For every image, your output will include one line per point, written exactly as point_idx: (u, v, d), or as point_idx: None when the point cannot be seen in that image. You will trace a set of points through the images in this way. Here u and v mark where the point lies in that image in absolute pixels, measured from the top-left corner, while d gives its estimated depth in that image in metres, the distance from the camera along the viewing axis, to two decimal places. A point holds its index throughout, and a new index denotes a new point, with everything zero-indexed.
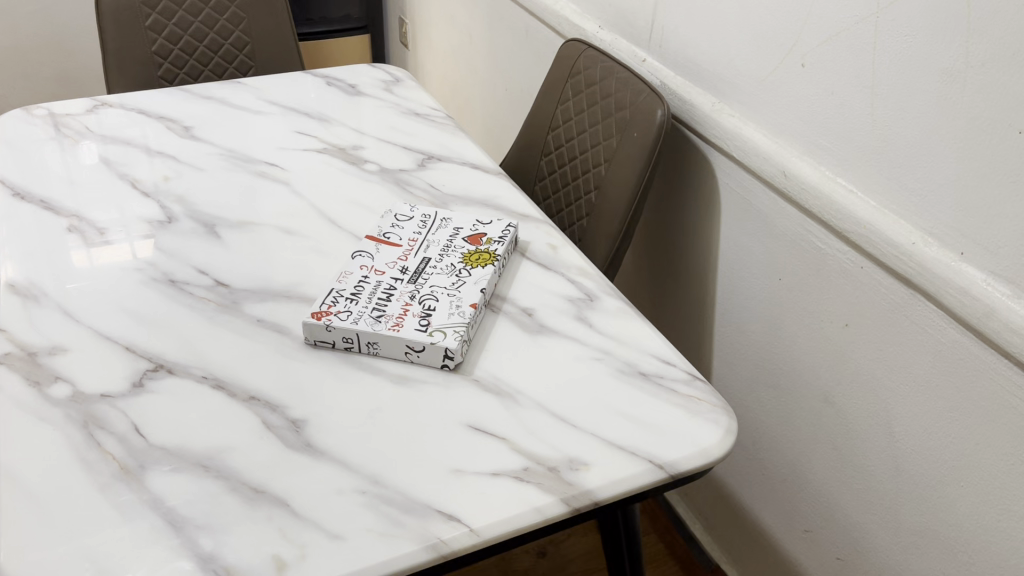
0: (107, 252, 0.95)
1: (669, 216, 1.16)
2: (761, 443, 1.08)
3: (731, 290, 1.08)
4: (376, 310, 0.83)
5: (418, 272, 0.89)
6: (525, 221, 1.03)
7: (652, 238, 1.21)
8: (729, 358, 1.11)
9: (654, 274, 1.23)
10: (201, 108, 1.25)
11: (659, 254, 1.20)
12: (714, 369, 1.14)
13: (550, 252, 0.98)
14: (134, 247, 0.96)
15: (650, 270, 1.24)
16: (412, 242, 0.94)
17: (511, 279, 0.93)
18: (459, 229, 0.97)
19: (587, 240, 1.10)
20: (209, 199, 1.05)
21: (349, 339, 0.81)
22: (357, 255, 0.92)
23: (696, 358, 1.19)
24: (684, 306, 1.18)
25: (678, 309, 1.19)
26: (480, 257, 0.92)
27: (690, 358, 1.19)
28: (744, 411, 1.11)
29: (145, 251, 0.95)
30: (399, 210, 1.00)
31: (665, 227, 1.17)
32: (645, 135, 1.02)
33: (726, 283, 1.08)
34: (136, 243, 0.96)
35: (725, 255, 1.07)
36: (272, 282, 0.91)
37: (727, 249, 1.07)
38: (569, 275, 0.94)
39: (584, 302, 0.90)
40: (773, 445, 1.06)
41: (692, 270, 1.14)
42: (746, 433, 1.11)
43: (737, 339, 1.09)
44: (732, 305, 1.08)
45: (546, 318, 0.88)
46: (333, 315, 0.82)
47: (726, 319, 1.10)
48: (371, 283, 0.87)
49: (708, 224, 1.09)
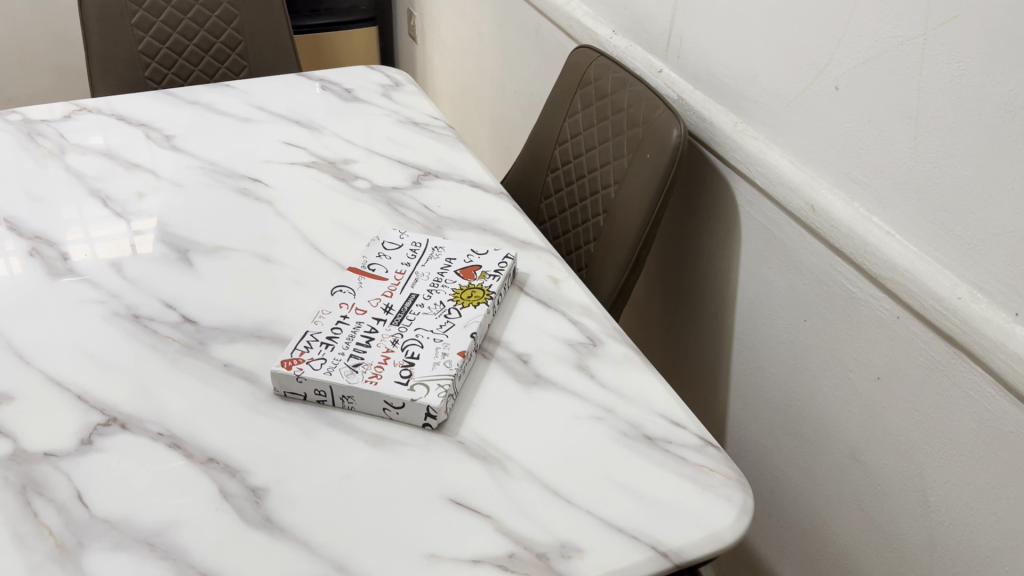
0: (109, 245, 0.92)
1: (683, 241, 1.07)
2: (780, 494, 0.99)
3: (750, 326, 0.98)
4: (353, 357, 0.75)
5: (404, 311, 0.81)
6: (526, 248, 0.94)
7: (665, 263, 1.12)
8: (745, 399, 1.02)
9: (666, 301, 1.14)
10: (186, 114, 1.17)
11: (673, 281, 1.11)
12: (729, 409, 1.05)
13: (551, 286, 0.89)
14: (134, 240, 0.93)
15: (664, 297, 1.15)
16: (399, 275, 0.86)
17: (507, 318, 0.85)
18: (451, 260, 0.88)
19: (595, 267, 1.02)
20: (184, 220, 0.97)
21: (322, 391, 0.73)
22: (337, 290, 0.84)
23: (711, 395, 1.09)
24: (698, 339, 1.09)
25: (690, 341, 1.10)
26: (472, 294, 0.84)
27: (704, 394, 1.10)
28: (761, 459, 1.02)
29: (145, 246, 0.92)
30: (387, 236, 0.91)
31: (681, 253, 1.08)
32: (660, 156, 0.93)
33: (744, 318, 0.99)
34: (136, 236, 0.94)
35: (744, 288, 0.98)
36: (244, 320, 0.83)
37: (747, 282, 0.97)
38: (571, 314, 0.86)
39: (587, 346, 0.81)
40: (792, 498, 0.97)
41: (706, 301, 1.05)
42: (764, 482, 1.02)
43: (756, 380, 0.99)
44: (751, 343, 0.99)
45: (543, 366, 0.79)
46: (305, 363, 0.74)
47: (744, 356, 1.01)
48: (350, 324, 0.79)
49: (727, 254, 0.99)
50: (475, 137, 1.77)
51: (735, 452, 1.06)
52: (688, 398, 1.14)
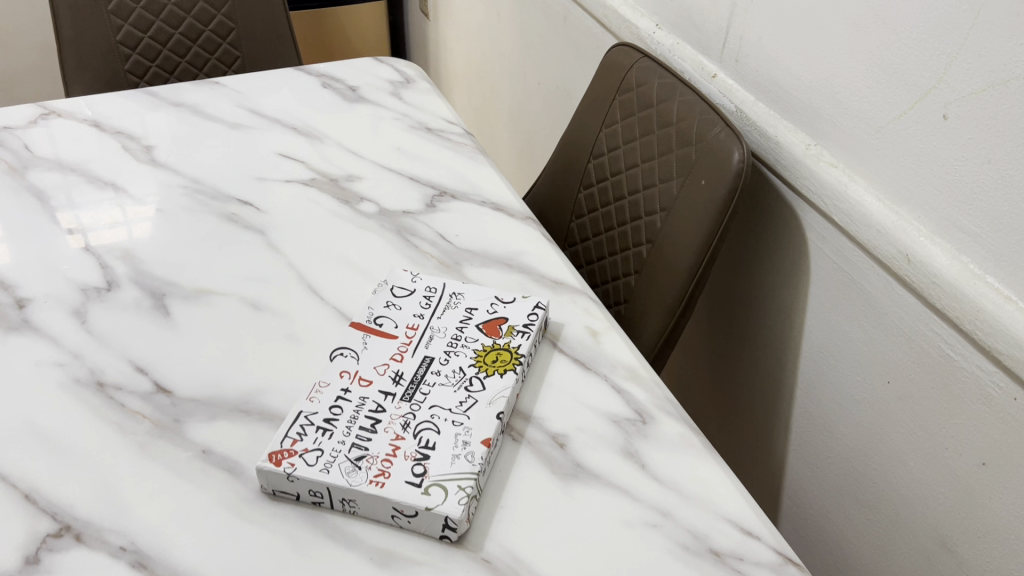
0: (102, 232, 0.86)
1: (737, 272, 0.93)
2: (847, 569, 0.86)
3: (817, 377, 0.85)
4: (355, 448, 0.63)
5: (417, 382, 0.68)
6: (558, 290, 0.80)
7: (714, 293, 0.98)
8: (807, 457, 0.89)
9: (715, 334, 1.01)
10: (168, 119, 1.03)
11: (723, 313, 0.98)
12: (786, 464, 0.92)
13: (590, 340, 0.76)
14: (129, 228, 0.87)
15: (711, 330, 1.01)
16: (411, 332, 0.73)
17: (538, 384, 0.71)
18: (472, 311, 0.75)
19: (635, 304, 0.88)
20: (161, 255, 0.84)
21: (318, 493, 0.61)
22: (338, 352, 0.70)
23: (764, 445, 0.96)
24: (752, 382, 0.95)
25: (743, 382, 0.97)
26: (497, 357, 0.70)
27: (757, 443, 0.97)
28: (824, 526, 0.88)
29: (140, 233, 0.86)
30: (396, 279, 0.78)
31: (735, 285, 0.94)
32: (717, 184, 0.79)
33: (810, 367, 0.86)
34: (132, 224, 0.87)
35: (810, 333, 0.85)
36: (227, 390, 0.70)
37: (816, 327, 0.84)
38: (614, 379, 0.72)
39: (636, 424, 0.68)
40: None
41: (761, 341, 0.92)
42: (828, 553, 0.89)
43: (822, 438, 0.86)
44: (818, 395, 0.85)
45: (583, 451, 0.66)
46: (297, 457, 0.62)
47: (809, 410, 0.87)
48: (352, 401, 0.66)
49: (792, 293, 0.86)
50: (494, 136, 1.64)
51: (791, 512, 0.93)
52: (737, 443, 1.01)
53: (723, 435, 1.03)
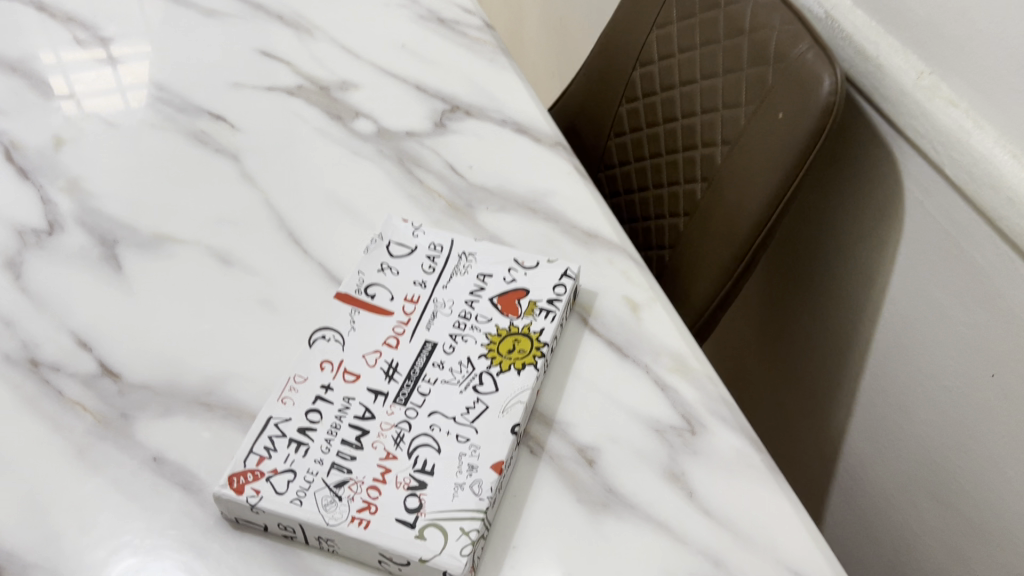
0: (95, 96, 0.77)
1: (808, 211, 0.78)
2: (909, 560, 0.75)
3: (897, 350, 0.71)
4: (335, 471, 0.51)
5: (414, 379, 0.55)
6: (591, 246, 0.66)
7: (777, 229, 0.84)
8: (874, 433, 0.76)
9: (776, 277, 0.86)
10: (132, 3, 0.87)
11: (785, 254, 0.83)
12: (848, 434, 0.80)
13: (629, 316, 0.62)
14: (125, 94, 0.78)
15: (770, 269, 0.87)
16: (410, 306, 0.59)
17: (564, 377, 0.58)
18: (486, 278, 0.61)
19: (681, 252, 0.73)
20: (115, 187, 0.70)
21: (289, 528, 0.50)
22: (319, 335, 0.57)
23: (820, 406, 0.83)
24: (812, 337, 0.81)
25: (803, 334, 0.83)
26: (515, 344, 0.57)
27: (814, 402, 0.84)
28: (887, 509, 0.77)
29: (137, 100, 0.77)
30: (393, 232, 0.64)
31: (803, 225, 0.79)
32: (797, 117, 0.62)
33: (890, 337, 0.72)
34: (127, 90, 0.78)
35: (895, 298, 0.70)
36: (186, 377, 0.58)
37: (902, 291, 0.69)
38: (656, 370, 0.59)
39: (682, 435, 0.56)
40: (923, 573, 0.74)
41: (829, 297, 0.77)
42: (888, 539, 0.77)
43: (896, 415, 0.73)
44: (897, 368, 0.72)
45: (616, 471, 0.54)
46: (264, 482, 0.50)
47: (883, 381, 0.74)
48: (334, 404, 0.54)
49: (875, 247, 0.71)
50: (522, 31, 1.47)
51: (846, 487, 0.82)
52: (789, 399, 0.88)
53: (775, 386, 0.91)
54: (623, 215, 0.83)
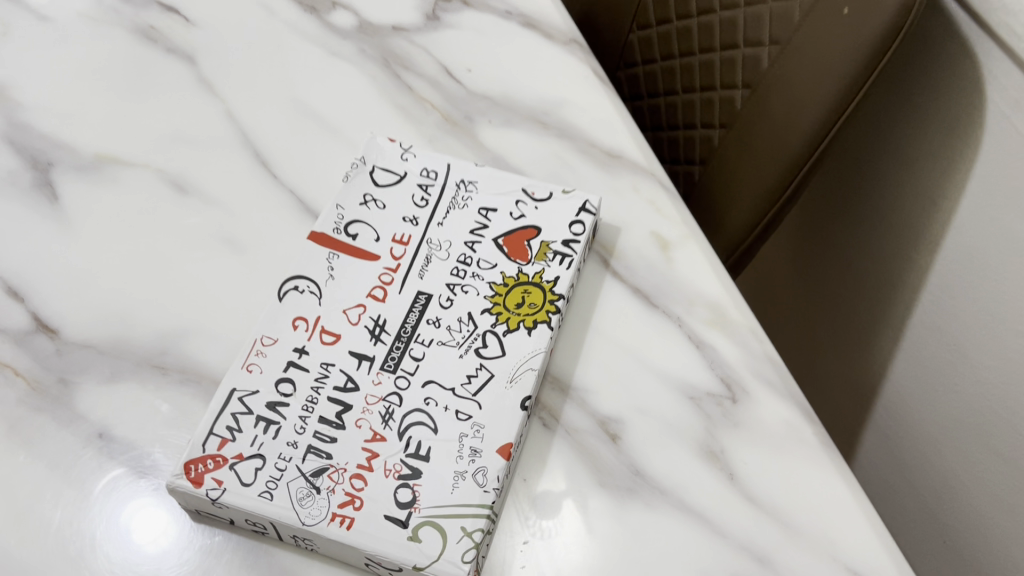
0: None
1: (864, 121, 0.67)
2: (954, 507, 0.68)
3: (955, 286, 0.62)
4: (312, 456, 0.43)
5: (405, 341, 0.46)
6: (612, 168, 0.56)
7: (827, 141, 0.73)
8: (925, 371, 0.67)
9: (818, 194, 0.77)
10: None
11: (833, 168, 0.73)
12: (894, 369, 0.71)
13: (657, 257, 0.52)
14: None
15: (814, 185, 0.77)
16: (399, 249, 0.49)
17: (582, 332, 0.49)
18: (489, 213, 0.51)
19: (716, 170, 0.63)
20: (48, 95, 0.59)
21: (259, 524, 0.42)
22: (291, 286, 0.48)
23: (859, 336, 0.75)
24: (857, 262, 0.72)
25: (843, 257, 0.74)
26: (524, 296, 0.48)
27: (853, 332, 0.75)
28: (933, 452, 0.69)
29: None
30: (378, 155, 0.53)
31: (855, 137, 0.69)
32: (866, 12, 0.50)
33: (948, 271, 0.62)
34: None
35: (958, 227, 0.60)
36: (136, 332, 0.49)
37: (974, 218, 0.59)
38: (690, 324, 0.50)
39: (721, 404, 0.47)
40: (964, 526, 0.67)
41: (881, 220, 0.68)
42: (932, 483, 0.70)
43: (954, 355, 0.64)
44: (960, 304, 0.62)
45: (644, 449, 0.46)
46: (227, 471, 0.42)
47: (941, 317, 0.64)
48: (309, 373, 0.45)
49: (941, 166, 0.60)
50: None
51: (884, 425, 0.74)
52: (821, 325, 0.81)
53: (808, 310, 0.83)
54: (646, 122, 0.73)
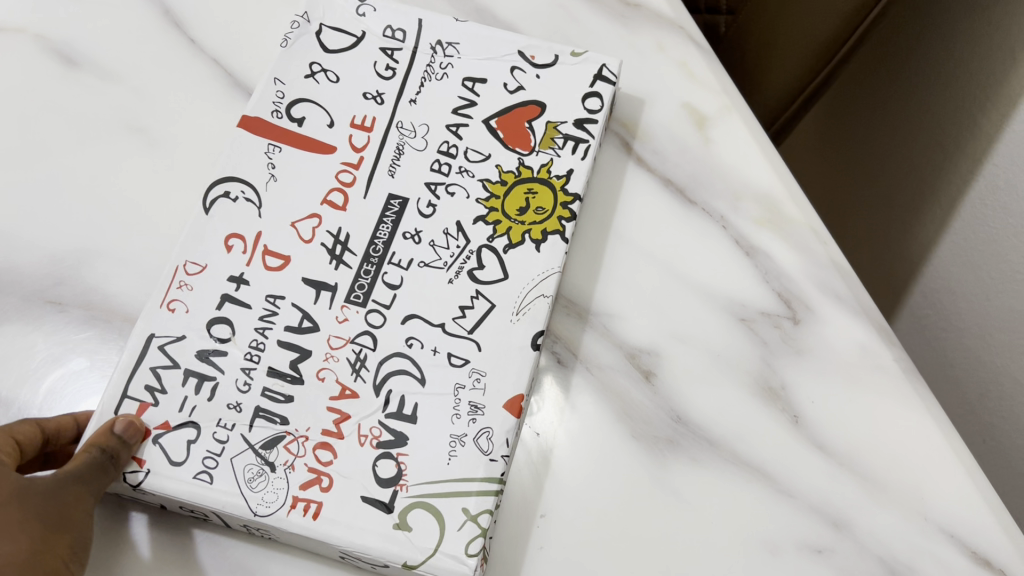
0: None
1: None
2: None
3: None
4: (262, 422, 0.33)
5: (376, 263, 0.35)
6: (631, 23, 0.44)
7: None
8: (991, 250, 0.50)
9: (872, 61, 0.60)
10: None
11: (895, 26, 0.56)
12: (949, 255, 0.54)
13: (692, 137, 0.41)
14: None
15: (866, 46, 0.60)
16: (360, 138, 0.38)
17: (601, 240, 0.39)
18: (476, 86, 0.39)
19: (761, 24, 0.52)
20: None
21: (199, 512, 0.32)
22: (219, 192, 0.36)
23: (908, 233, 0.58)
24: (907, 138, 0.57)
25: (892, 136, 0.58)
26: (527, 198, 0.37)
27: (908, 232, 0.58)
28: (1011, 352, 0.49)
29: None
30: (326, 10, 0.40)
31: None
32: None
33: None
34: None
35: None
36: (23, 258, 0.37)
37: None
38: (736, 225, 0.40)
39: (779, 326, 0.38)
40: (1013, 430, 0.49)
41: (948, 87, 0.52)
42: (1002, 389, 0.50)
43: None
44: None
45: (684, 388, 0.37)
46: (150, 447, 0.32)
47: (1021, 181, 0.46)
48: (253, 310, 0.34)
49: None
50: None
51: (922, 316, 0.58)
52: (844, 212, 0.66)
53: (841, 209, 0.66)
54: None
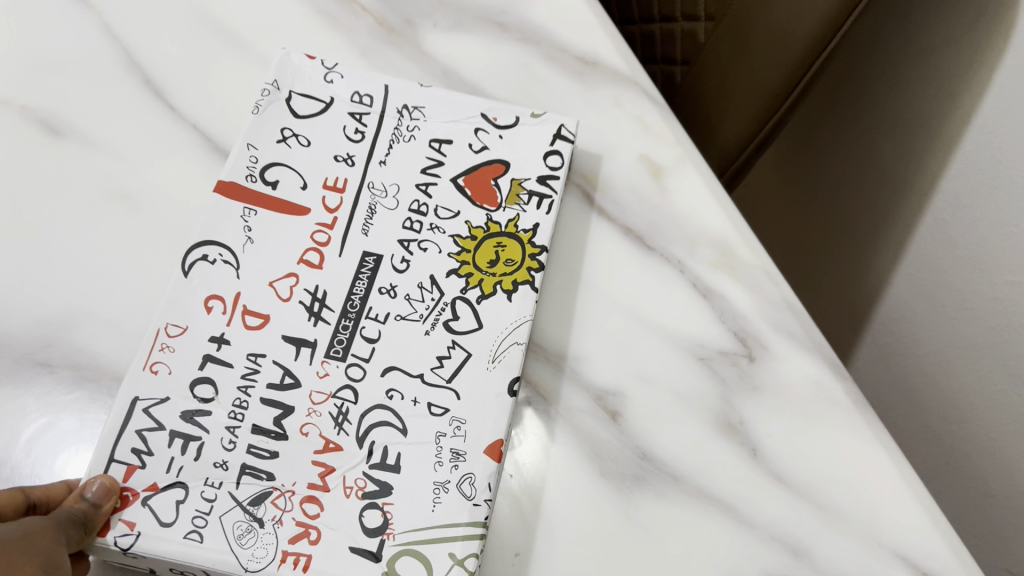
0: None
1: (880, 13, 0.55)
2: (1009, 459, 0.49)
3: (980, 172, 0.48)
4: (248, 478, 0.33)
5: (354, 318, 0.37)
6: (588, 79, 0.46)
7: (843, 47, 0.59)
8: (941, 282, 0.53)
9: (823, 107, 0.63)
10: None
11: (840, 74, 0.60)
12: (903, 286, 0.57)
13: (649, 186, 0.43)
14: None
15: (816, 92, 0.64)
16: (333, 199, 0.39)
17: (567, 288, 0.41)
18: (443, 146, 0.41)
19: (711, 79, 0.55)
20: None
21: (188, 572, 0.33)
22: (198, 255, 0.37)
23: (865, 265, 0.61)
24: (857, 177, 0.60)
25: (843, 177, 0.62)
26: (496, 250, 0.38)
27: (864, 265, 0.61)
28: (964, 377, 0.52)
29: None
30: (296, 77, 0.42)
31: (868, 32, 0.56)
32: None
33: (967, 163, 0.49)
34: None
35: (985, 109, 0.47)
36: (11, 323, 0.38)
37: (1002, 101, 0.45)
38: (693, 269, 0.42)
39: (737, 363, 0.40)
40: (970, 448, 0.52)
41: (891, 129, 0.56)
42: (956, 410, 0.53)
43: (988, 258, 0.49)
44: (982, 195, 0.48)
45: (650, 427, 0.39)
46: (139, 509, 0.32)
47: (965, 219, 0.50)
48: (234, 369, 0.35)
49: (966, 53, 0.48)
50: None
51: (882, 345, 0.61)
52: (806, 246, 0.69)
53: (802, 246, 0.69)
54: (614, 16, 0.63)
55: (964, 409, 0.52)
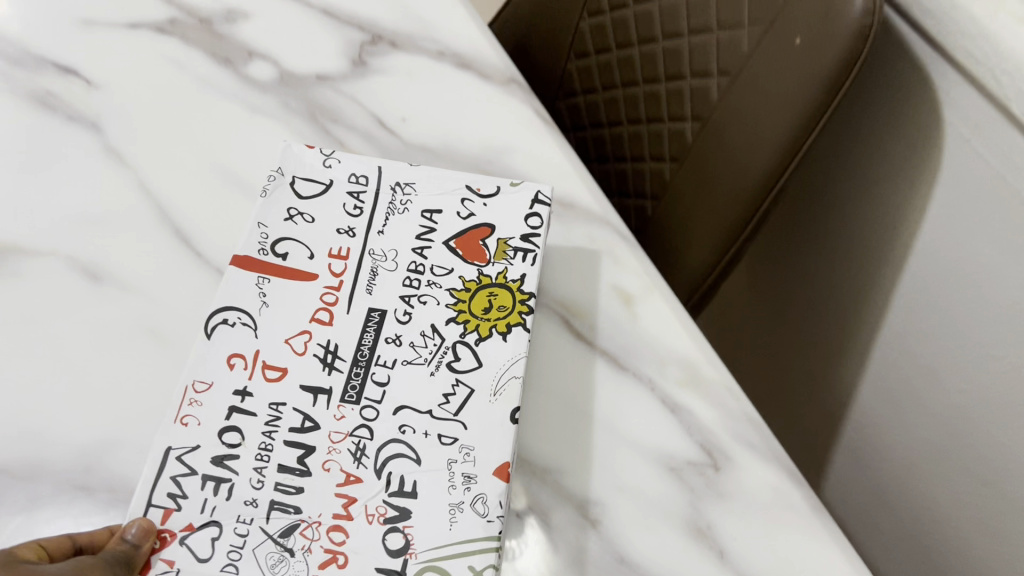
0: None
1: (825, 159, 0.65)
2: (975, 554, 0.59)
3: (934, 290, 0.58)
4: (277, 513, 0.36)
5: (365, 365, 0.40)
6: (566, 217, 0.52)
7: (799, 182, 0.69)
8: (910, 393, 0.63)
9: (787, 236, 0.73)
10: None
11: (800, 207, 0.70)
12: (873, 392, 0.67)
13: (621, 311, 0.49)
14: None
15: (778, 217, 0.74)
16: (338, 265, 0.43)
17: (550, 407, 0.45)
18: (434, 215, 0.46)
19: (675, 206, 0.62)
20: None
21: None
22: (218, 319, 0.40)
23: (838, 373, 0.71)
24: (824, 295, 0.70)
25: (813, 295, 0.71)
26: (489, 299, 0.43)
27: (838, 372, 0.71)
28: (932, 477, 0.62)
29: None
30: (297, 164, 0.46)
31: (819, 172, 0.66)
32: (815, 58, 0.50)
33: (919, 288, 0.59)
34: None
35: (927, 240, 0.57)
36: (60, 438, 0.41)
37: (939, 232, 0.56)
38: (662, 387, 0.46)
39: (703, 474, 0.44)
40: (945, 545, 0.62)
41: (848, 258, 0.65)
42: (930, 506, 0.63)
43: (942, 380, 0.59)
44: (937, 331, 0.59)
45: (627, 533, 0.42)
46: (177, 548, 0.35)
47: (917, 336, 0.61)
48: (258, 417, 0.38)
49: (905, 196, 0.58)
50: None
51: (858, 445, 0.71)
52: (789, 349, 0.78)
53: (785, 349, 0.79)
54: (591, 157, 0.73)
55: (935, 504, 0.63)
